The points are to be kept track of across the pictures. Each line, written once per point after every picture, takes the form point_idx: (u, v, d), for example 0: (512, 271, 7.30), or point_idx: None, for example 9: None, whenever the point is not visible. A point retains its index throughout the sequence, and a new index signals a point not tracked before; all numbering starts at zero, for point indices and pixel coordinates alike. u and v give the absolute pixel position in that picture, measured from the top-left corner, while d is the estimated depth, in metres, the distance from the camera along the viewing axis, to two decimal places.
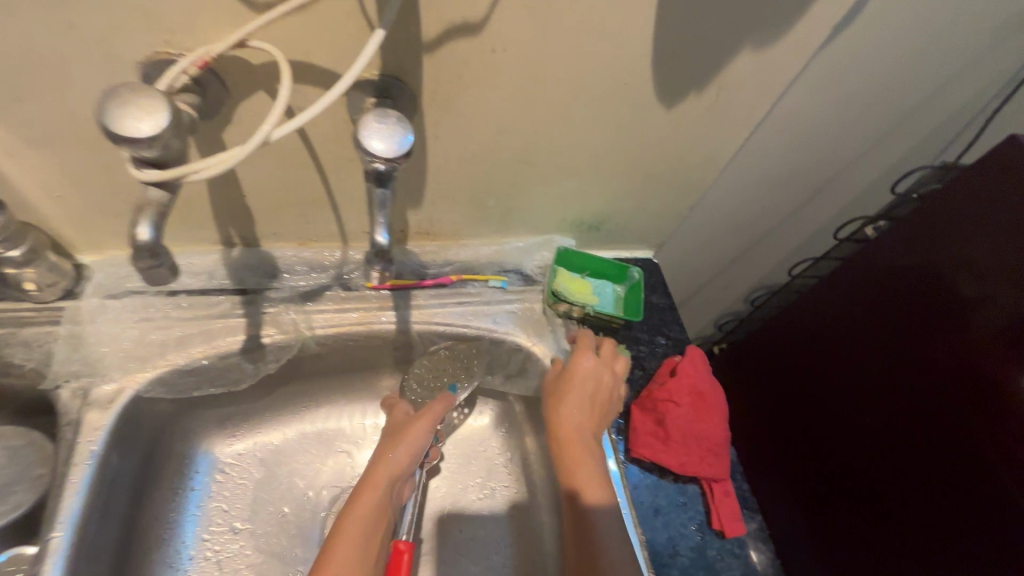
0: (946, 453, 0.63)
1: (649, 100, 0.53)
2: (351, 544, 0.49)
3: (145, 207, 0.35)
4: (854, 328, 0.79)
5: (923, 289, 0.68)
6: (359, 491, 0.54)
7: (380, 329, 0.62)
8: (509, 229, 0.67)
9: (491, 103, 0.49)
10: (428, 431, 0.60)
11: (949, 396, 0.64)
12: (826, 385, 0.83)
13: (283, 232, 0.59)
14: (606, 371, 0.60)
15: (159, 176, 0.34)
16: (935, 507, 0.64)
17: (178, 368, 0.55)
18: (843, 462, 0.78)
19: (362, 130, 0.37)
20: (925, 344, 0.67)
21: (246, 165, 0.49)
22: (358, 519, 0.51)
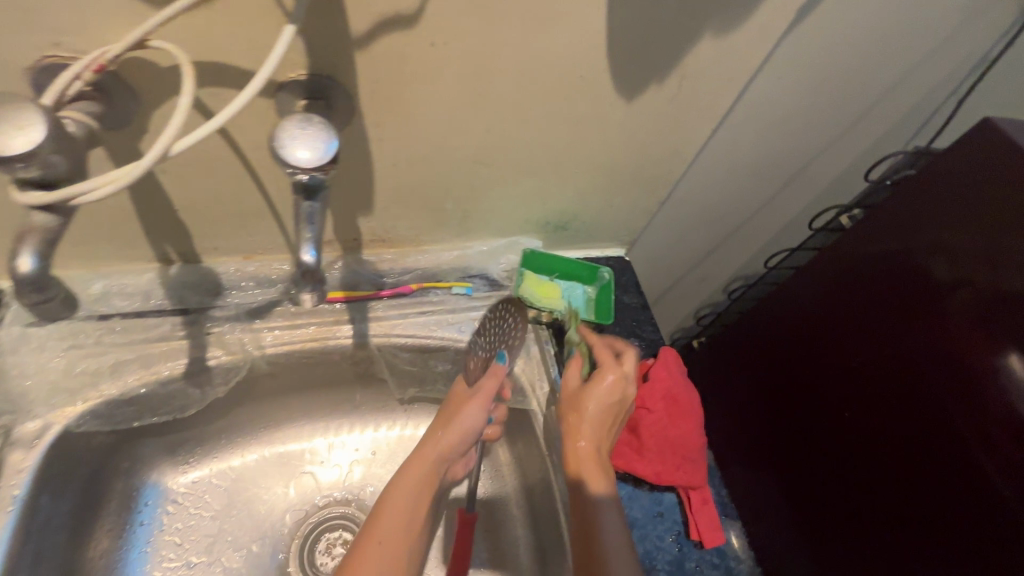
0: (928, 447, 0.62)
1: (607, 93, 0.50)
2: (395, 517, 0.48)
3: (29, 235, 0.30)
4: (829, 321, 0.77)
5: (898, 278, 0.67)
6: (407, 469, 0.52)
7: (335, 345, 0.58)
8: (472, 232, 0.64)
9: (437, 102, 0.46)
10: (480, 408, 0.55)
11: (927, 388, 0.62)
12: (805, 380, 0.82)
13: (224, 246, 0.54)
14: (629, 386, 0.56)
15: (44, 199, 0.30)
16: (921, 501, 0.62)
17: (112, 399, 0.51)
18: (827, 459, 0.76)
19: (282, 140, 0.33)
20: (903, 335, 0.66)
21: (172, 176, 0.45)
22: (402, 501, 0.49)
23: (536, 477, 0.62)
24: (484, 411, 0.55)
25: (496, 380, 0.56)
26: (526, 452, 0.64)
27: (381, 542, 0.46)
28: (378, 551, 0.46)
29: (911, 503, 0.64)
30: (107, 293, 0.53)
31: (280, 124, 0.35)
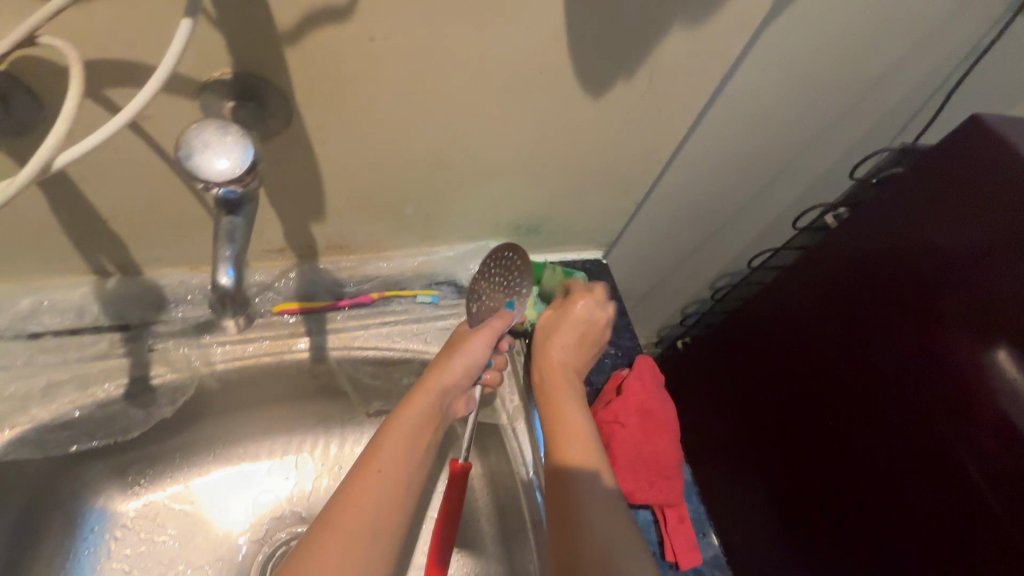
0: (912, 454, 0.59)
1: (571, 90, 0.46)
2: (397, 447, 0.44)
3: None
4: (813, 322, 0.75)
5: (885, 276, 0.64)
6: (408, 400, 0.48)
7: (291, 359, 0.55)
8: (437, 238, 0.60)
9: (385, 102, 0.42)
10: (486, 345, 0.52)
11: (912, 394, 0.60)
12: (788, 383, 0.79)
13: (166, 258, 0.51)
14: (600, 313, 0.57)
15: None
16: (906, 510, 0.60)
17: (43, 424, 0.47)
18: (812, 464, 0.74)
19: (199, 155, 0.30)
20: (888, 337, 0.63)
21: (96, 185, 0.41)
22: (402, 432, 0.45)
23: (506, 493, 0.59)
24: (486, 345, 0.52)
25: (504, 320, 0.54)
26: (497, 466, 0.61)
27: (379, 472, 0.42)
28: (377, 480, 0.42)
29: (897, 511, 0.61)
30: (37, 309, 0.49)
31: (190, 126, 0.30)
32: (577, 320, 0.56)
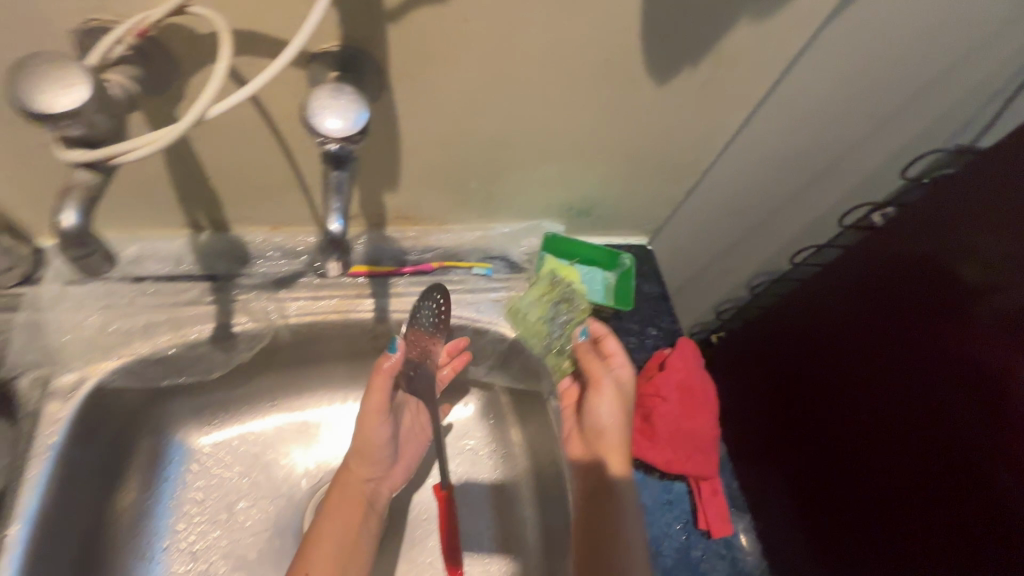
0: (939, 454, 0.61)
1: (638, 76, 0.49)
2: (327, 542, 0.53)
3: (72, 189, 0.31)
4: (851, 320, 0.76)
5: (921, 279, 0.65)
6: (331, 498, 0.56)
7: (356, 318, 0.59)
8: (494, 214, 0.64)
9: (466, 80, 0.46)
10: (380, 421, 0.56)
11: (945, 398, 0.61)
12: (820, 377, 0.81)
13: (254, 217, 0.56)
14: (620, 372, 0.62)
15: (84, 156, 0.31)
16: (924, 506, 0.63)
17: (144, 358, 0.53)
18: (837, 456, 0.76)
19: (328, 123, 0.34)
20: (924, 340, 0.64)
21: (206, 145, 0.46)
22: (328, 530, 0.54)
23: (547, 458, 0.62)
24: (383, 421, 0.57)
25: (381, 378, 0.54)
26: (538, 434, 0.64)
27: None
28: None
29: (917, 507, 0.64)
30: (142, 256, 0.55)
31: (314, 103, 0.34)
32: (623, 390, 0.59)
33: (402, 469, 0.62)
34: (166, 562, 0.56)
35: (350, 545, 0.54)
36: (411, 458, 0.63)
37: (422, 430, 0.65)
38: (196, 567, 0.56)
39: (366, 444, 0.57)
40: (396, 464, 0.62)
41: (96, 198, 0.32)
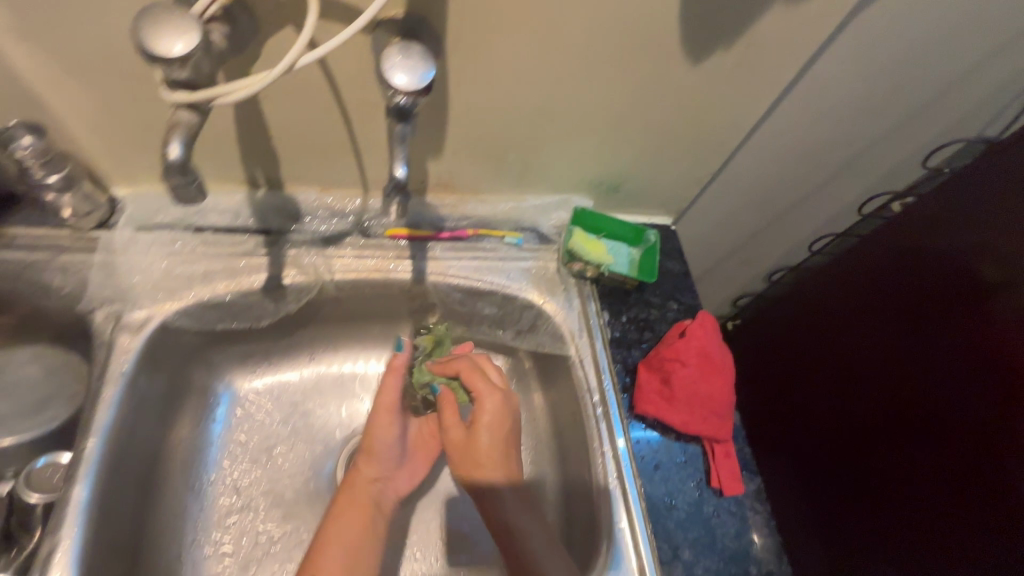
0: (940, 443, 0.64)
1: (674, 54, 0.52)
2: (335, 544, 0.54)
3: (174, 125, 0.35)
4: (860, 310, 0.77)
5: (938, 273, 0.66)
6: (338, 501, 0.58)
7: (394, 278, 0.63)
8: (527, 186, 0.67)
9: (514, 51, 0.49)
10: (390, 420, 0.61)
11: (951, 390, 0.63)
12: (826, 365, 0.82)
13: (306, 177, 0.60)
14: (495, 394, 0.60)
15: (188, 98, 0.35)
16: (918, 491, 0.66)
17: (203, 302, 0.57)
18: (846, 447, 0.77)
19: (400, 78, 0.37)
20: (934, 333, 0.66)
21: (273, 104, 0.50)
22: (334, 530, 0.55)
23: (568, 420, 0.65)
24: (392, 418, 0.61)
25: (393, 376, 0.61)
26: (559, 398, 0.67)
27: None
28: None
29: (929, 499, 0.65)
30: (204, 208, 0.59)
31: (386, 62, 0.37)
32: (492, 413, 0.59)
33: (408, 476, 0.63)
34: (213, 494, 0.60)
35: (355, 542, 0.55)
36: (419, 466, 0.65)
37: (435, 442, 0.66)
38: (239, 500, 0.60)
39: (371, 445, 0.60)
40: (402, 469, 0.63)
41: (195, 135, 0.36)
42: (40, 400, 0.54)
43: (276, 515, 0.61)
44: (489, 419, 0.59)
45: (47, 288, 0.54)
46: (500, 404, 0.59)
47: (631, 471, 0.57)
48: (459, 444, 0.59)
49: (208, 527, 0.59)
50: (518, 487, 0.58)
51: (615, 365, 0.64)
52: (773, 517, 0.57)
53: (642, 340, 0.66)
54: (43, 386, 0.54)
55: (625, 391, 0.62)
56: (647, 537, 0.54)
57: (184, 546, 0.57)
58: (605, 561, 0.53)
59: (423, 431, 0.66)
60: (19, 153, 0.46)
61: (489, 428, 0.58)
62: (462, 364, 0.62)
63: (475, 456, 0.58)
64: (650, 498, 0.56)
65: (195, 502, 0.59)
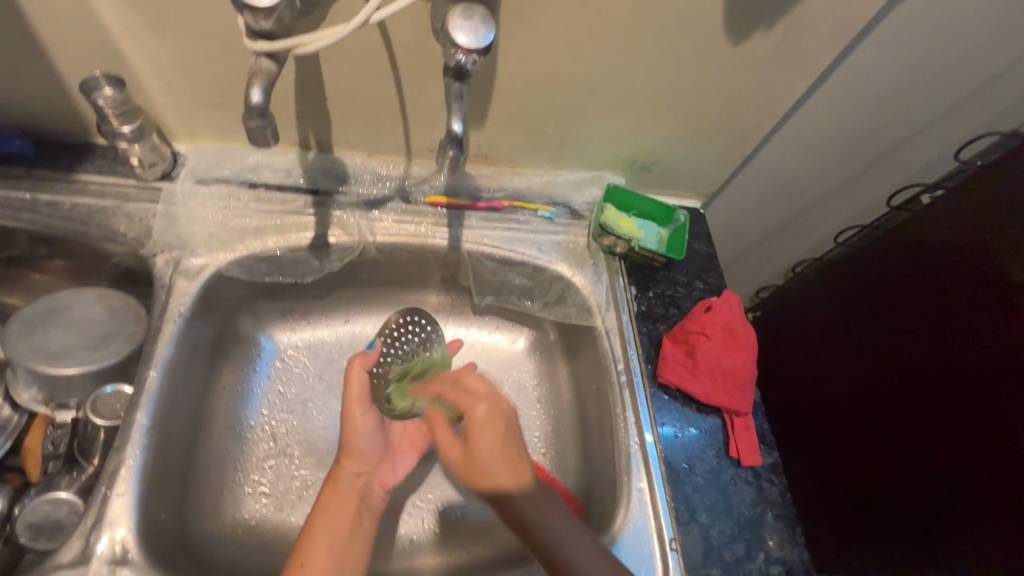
0: (954, 438, 0.64)
1: (716, 32, 0.54)
2: (323, 537, 0.51)
3: (256, 73, 0.39)
4: (878, 304, 0.76)
5: (963, 268, 0.65)
6: (323, 494, 0.55)
7: (433, 244, 0.66)
8: (563, 161, 0.70)
9: (562, 22, 0.51)
10: (365, 415, 0.58)
11: (965, 387, 0.63)
12: (836, 359, 0.82)
13: (355, 141, 0.63)
14: (485, 402, 0.56)
15: (269, 47, 0.39)
16: (932, 484, 0.67)
17: (254, 254, 0.61)
18: (860, 441, 0.77)
19: (467, 38, 0.40)
20: (949, 331, 0.66)
21: (332, 67, 0.53)
22: (321, 520, 0.52)
23: (591, 389, 0.67)
24: (366, 412, 0.58)
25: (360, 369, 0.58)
26: (582, 369, 0.69)
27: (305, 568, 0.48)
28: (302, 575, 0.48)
29: (954, 494, 0.64)
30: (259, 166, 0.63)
31: (453, 22, 0.40)
32: (486, 417, 0.56)
33: (392, 468, 0.61)
34: (252, 438, 0.63)
35: (346, 533, 0.52)
36: (402, 459, 0.62)
37: (419, 436, 0.65)
38: (275, 447, 0.64)
39: (351, 435, 0.57)
40: (386, 460, 0.61)
41: (272, 83, 0.40)
42: (102, 335, 0.57)
43: (309, 462, 0.63)
44: (482, 427, 0.55)
45: (114, 233, 0.58)
46: (491, 408, 0.56)
47: (652, 436, 0.59)
48: (462, 464, 0.56)
49: (247, 468, 0.62)
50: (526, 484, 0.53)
51: (640, 337, 0.66)
52: (789, 489, 0.59)
53: (667, 315, 0.68)
54: (107, 323, 0.57)
55: (650, 362, 0.64)
56: (665, 498, 0.56)
57: (225, 486, 0.60)
58: (624, 519, 0.55)
59: (405, 427, 0.64)
60: (100, 102, 0.50)
61: (484, 438, 0.55)
62: (447, 382, 0.60)
63: (476, 467, 0.54)
64: (670, 461, 0.59)
65: (236, 445, 0.62)
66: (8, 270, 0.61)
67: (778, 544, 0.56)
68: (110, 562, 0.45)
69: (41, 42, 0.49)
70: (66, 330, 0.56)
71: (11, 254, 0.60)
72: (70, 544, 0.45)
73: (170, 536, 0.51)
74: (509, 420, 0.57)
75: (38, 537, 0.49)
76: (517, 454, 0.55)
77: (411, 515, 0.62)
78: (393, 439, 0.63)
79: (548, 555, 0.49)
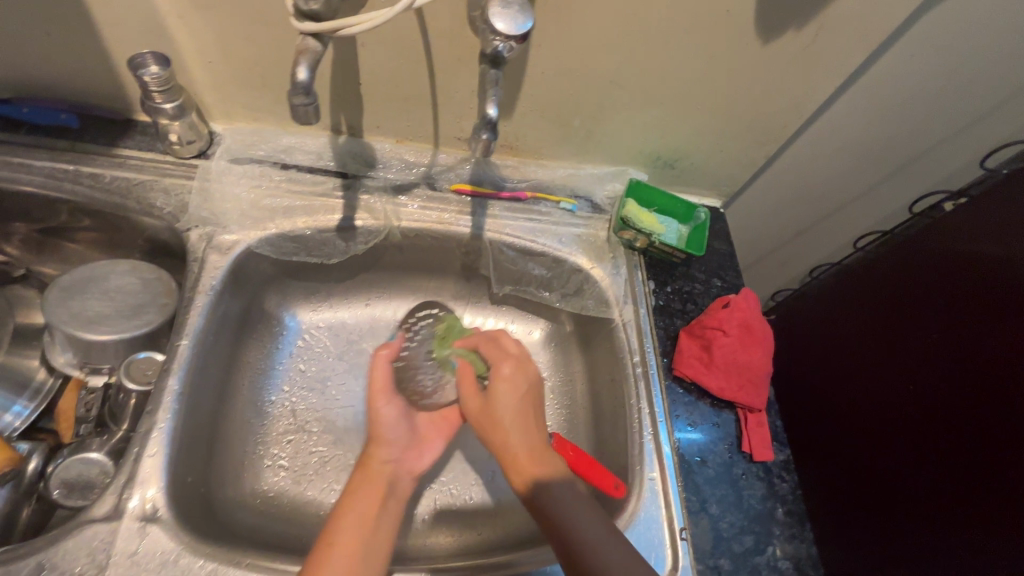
0: (963, 445, 0.64)
1: (747, 31, 0.54)
2: (356, 517, 0.50)
3: (303, 53, 0.42)
4: (894, 310, 0.77)
5: (974, 276, 0.66)
6: (353, 481, 0.54)
7: (456, 231, 0.67)
8: (587, 155, 0.71)
9: (595, 16, 0.52)
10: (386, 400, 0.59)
11: (976, 394, 0.63)
12: (851, 364, 0.82)
13: (384, 127, 0.65)
14: (510, 362, 0.61)
15: (315, 28, 0.43)
16: (938, 491, 0.67)
17: (284, 233, 0.63)
18: (870, 446, 0.77)
19: (507, 26, 0.42)
20: (964, 339, 0.66)
21: (369, 53, 0.55)
22: (350, 505, 0.51)
23: (605, 381, 0.67)
24: (387, 399, 0.59)
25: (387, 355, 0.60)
26: (597, 361, 0.70)
27: (336, 544, 0.47)
28: (336, 553, 0.46)
29: (964, 499, 0.64)
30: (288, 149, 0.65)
31: (494, 11, 0.42)
32: (512, 372, 0.60)
33: (420, 457, 0.60)
34: (273, 413, 0.65)
35: (373, 516, 0.51)
36: (430, 448, 0.61)
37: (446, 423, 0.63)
38: (295, 423, 0.65)
39: (376, 427, 0.58)
40: (414, 448, 0.60)
41: (316, 61, 0.43)
42: (135, 306, 0.59)
43: (327, 439, 0.65)
44: (505, 381, 0.59)
45: (152, 207, 0.60)
46: (515, 367, 0.61)
47: (666, 427, 0.60)
48: (478, 414, 0.59)
49: (267, 442, 0.63)
50: (551, 466, 0.54)
51: (657, 331, 0.67)
52: (800, 487, 0.59)
53: (684, 311, 0.68)
54: (140, 294, 0.59)
55: (666, 355, 0.65)
56: (676, 488, 0.57)
57: (246, 457, 0.61)
58: (634, 506, 0.56)
59: (434, 415, 0.63)
60: (145, 78, 0.52)
61: (506, 391, 0.59)
62: (480, 338, 0.65)
63: (492, 415, 0.58)
64: (682, 452, 0.59)
65: (257, 418, 0.64)
66: (48, 239, 0.64)
67: (786, 539, 0.57)
68: (141, 519, 0.47)
69: (95, 17, 0.51)
70: (101, 299, 0.58)
71: (50, 224, 0.62)
72: (104, 500, 0.48)
73: (196, 500, 0.53)
74: (534, 385, 0.61)
75: (70, 493, 0.51)
76: (540, 437, 0.57)
77: (426, 494, 0.63)
78: (420, 428, 0.61)
79: (561, 550, 0.48)
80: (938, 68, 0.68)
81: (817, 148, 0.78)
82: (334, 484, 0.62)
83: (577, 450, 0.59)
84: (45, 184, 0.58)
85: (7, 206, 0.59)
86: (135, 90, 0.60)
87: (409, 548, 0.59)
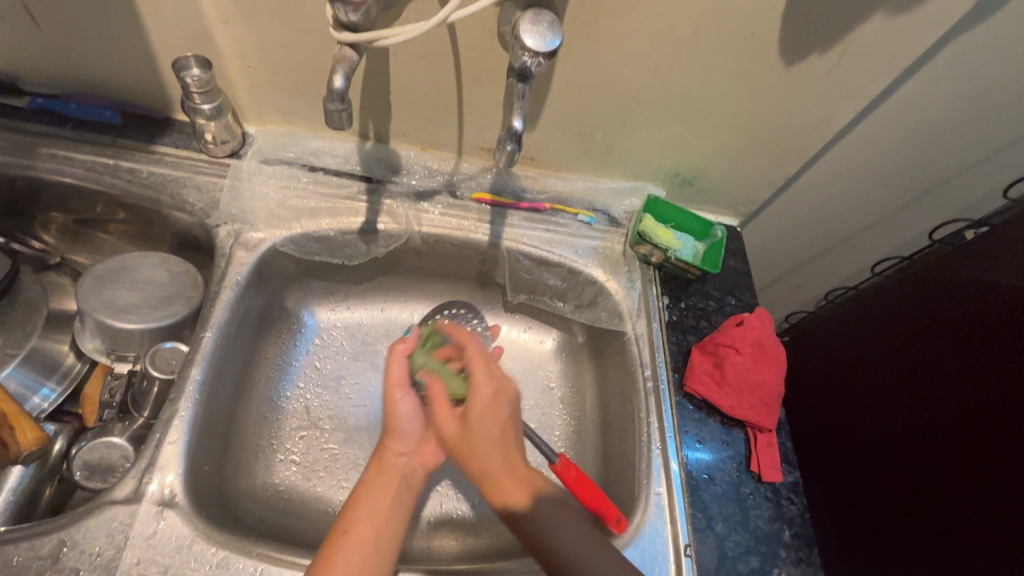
0: (974, 477, 0.64)
1: (770, 54, 0.55)
2: (370, 508, 0.51)
3: (340, 62, 0.45)
4: (907, 335, 0.76)
5: (987, 309, 0.65)
6: (368, 471, 0.55)
7: (474, 238, 0.69)
8: (606, 169, 0.72)
9: (621, 34, 0.54)
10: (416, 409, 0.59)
11: (986, 427, 0.63)
12: (864, 389, 0.82)
13: (410, 135, 0.66)
14: (487, 389, 0.55)
15: (352, 38, 0.45)
16: (950, 522, 0.66)
17: (309, 233, 0.65)
18: (881, 473, 0.76)
19: (537, 42, 0.43)
20: (974, 371, 0.65)
21: (400, 65, 0.57)
22: (365, 496, 0.52)
23: (615, 393, 0.67)
24: (405, 392, 0.59)
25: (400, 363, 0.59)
26: (609, 373, 0.70)
27: (346, 533, 0.48)
28: (344, 541, 0.48)
29: (976, 532, 0.63)
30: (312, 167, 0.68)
31: (526, 25, 0.44)
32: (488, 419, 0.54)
33: (436, 452, 0.60)
34: (288, 408, 0.66)
35: (387, 511, 0.52)
36: (446, 445, 0.61)
37: None
38: (307, 419, 0.66)
39: (392, 418, 0.58)
40: (429, 443, 0.60)
41: (351, 71, 0.46)
42: (162, 297, 0.60)
43: (338, 437, 0.66)
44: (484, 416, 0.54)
45: (185, 203, 0.63)
46: (493, 395, 0.55)
47: (675, 443, 0.60)
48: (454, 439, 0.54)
49: (280, 436, 0.65)
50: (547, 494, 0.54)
51: (670, 346, 0.67)
52: (809, 510, 0.59)
53: (697, 327, 0.69)
54: (168, 286, 0.61)
55: (677, 371, 0.65)
56: (682, 504, 0.57)
57: (261, 452, 0.63)
58: (640, 520, 0.56)
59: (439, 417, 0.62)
60: (187, 80, 0.55)
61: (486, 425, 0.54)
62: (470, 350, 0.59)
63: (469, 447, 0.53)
64: (690, 469, 0.59)
65: (272, 413, 0.65)
66: (84, 230, 0.67)
67: (792, 563, 0.56)
68: (159, 503, 0.49)
69: (143, 20, 0.54)
70: (131, 289, 0.60)
71: (85, 215, 0.65)
72: (125, 482, 0.49)
73: (212, 489, 0.54)
74: (514, 405, 0.56)
75: (91, 476, 0.53)
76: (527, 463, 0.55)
77: (432, 498, 0.64)
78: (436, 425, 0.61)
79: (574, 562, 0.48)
80: (962, 94, 0.68)
81: (836, 171, 0.79)
82: (344, 482, 0.63)
83: (579, 471, 0.58)
84: (85, 178, 0.61)
85: (48, 196, 0.62)
86: (175, 91, 0.63)
87: (415, 548, 0.59)
